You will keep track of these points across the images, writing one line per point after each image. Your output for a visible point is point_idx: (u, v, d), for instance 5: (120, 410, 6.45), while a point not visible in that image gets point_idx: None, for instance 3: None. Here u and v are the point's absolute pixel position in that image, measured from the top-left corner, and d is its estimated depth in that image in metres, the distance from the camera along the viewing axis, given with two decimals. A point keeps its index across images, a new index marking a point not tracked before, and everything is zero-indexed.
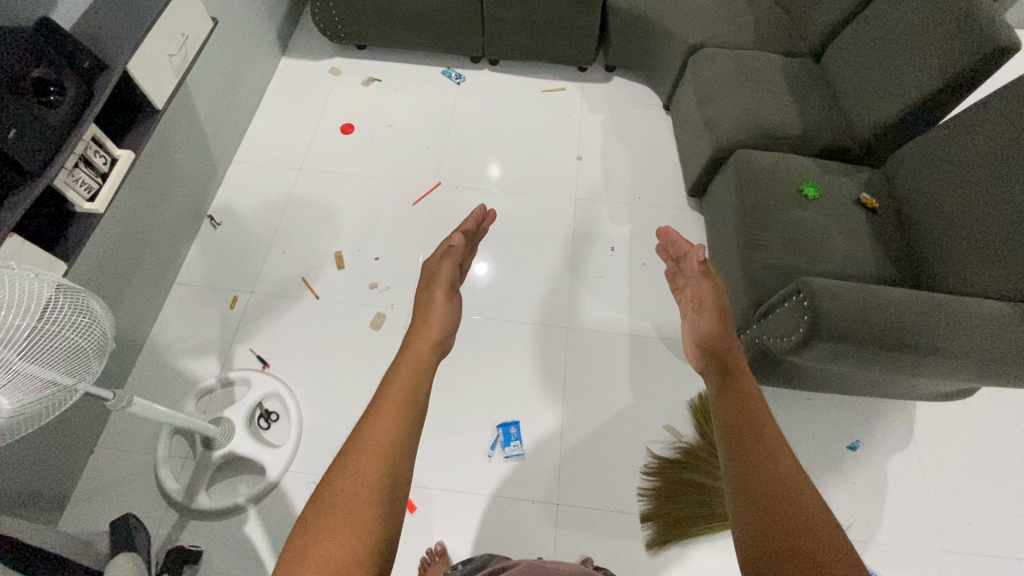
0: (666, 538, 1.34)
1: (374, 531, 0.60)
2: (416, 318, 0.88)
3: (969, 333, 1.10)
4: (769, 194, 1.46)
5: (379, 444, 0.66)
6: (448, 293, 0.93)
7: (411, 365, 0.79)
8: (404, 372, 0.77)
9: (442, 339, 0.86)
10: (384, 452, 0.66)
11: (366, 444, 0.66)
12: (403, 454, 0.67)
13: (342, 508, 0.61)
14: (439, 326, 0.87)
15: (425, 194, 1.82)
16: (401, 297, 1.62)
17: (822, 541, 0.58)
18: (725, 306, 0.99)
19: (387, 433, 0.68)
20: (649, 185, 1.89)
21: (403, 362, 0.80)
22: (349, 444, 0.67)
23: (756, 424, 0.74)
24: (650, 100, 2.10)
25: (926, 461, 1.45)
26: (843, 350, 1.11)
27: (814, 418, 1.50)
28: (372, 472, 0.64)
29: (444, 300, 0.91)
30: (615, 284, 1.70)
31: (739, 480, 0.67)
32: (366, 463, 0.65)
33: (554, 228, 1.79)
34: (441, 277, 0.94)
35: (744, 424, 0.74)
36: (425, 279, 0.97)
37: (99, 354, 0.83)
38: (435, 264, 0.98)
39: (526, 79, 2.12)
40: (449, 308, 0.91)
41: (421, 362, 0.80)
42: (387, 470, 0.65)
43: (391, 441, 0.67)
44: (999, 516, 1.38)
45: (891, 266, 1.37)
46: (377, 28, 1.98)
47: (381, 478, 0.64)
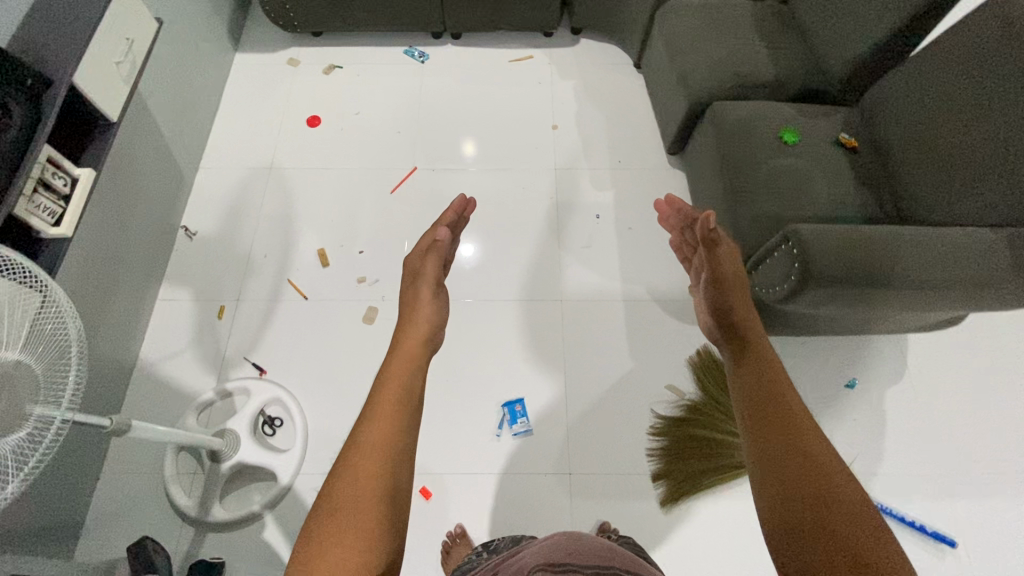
0: (678, 494, 1.37)
1: (379, 529, 0.60)
2: (405, 316, 0.88)
3: (957, 262, 1.11)
4: (748, 144, 1.45)
5: (378, 445, 0.66)
6: (433, 285, 0.93)
7: (403, 363, 0.78)
8: (398, 370, 0.76)
9: (433, 334, 0.86)
10: (382, 454, 0.65)
11: (364, 446, 0.66)
12: (403, 452, 0.67)
13: (343, 508, 0.61)
14: (428, 322, 0.87)
15: (402, 180, 1.78)
16: (390, 289, 1.60)
17: (845, 504, 0.59)
18: (740, 274, 0.99)
19: (386, 432, 0.67)
20: (628, 147, 1.87)
21: (394, 360, 0.79)
22: (348, 448, 0.67)
23: (769, 388, 0.74)
24: (619, 60, 2.06)
25: (920, 391, 1.48)
26: (835, 293, 1.13)
27: (811, 361, 1.52)
28: (373, 475, 0.63)
29: (430, 296, 0.91)
30: (604, 251, 1.69)
31: (756, 445, 0.69)
32: (365, 464, 0.64)
33: (537, 201, 1.76)
34: (426, 272, 0.94)
35: (755, 390, 0.75)
36: (409, 275, 0.97)
37: (70, 372, 0.74)
38: (418, 260, 0.97)
39: (492, 51, 2.07)
40: (436, 303, 0.91)
41: (413, 359, 0.79)
42: (389, 469, 0.65)
43: (389, 437, 0.67)
44: (992, 434, 1.43)
45: (875, 204, 1.38)
46: (332, 14, 1.90)
47: (382, 477, 0.64)
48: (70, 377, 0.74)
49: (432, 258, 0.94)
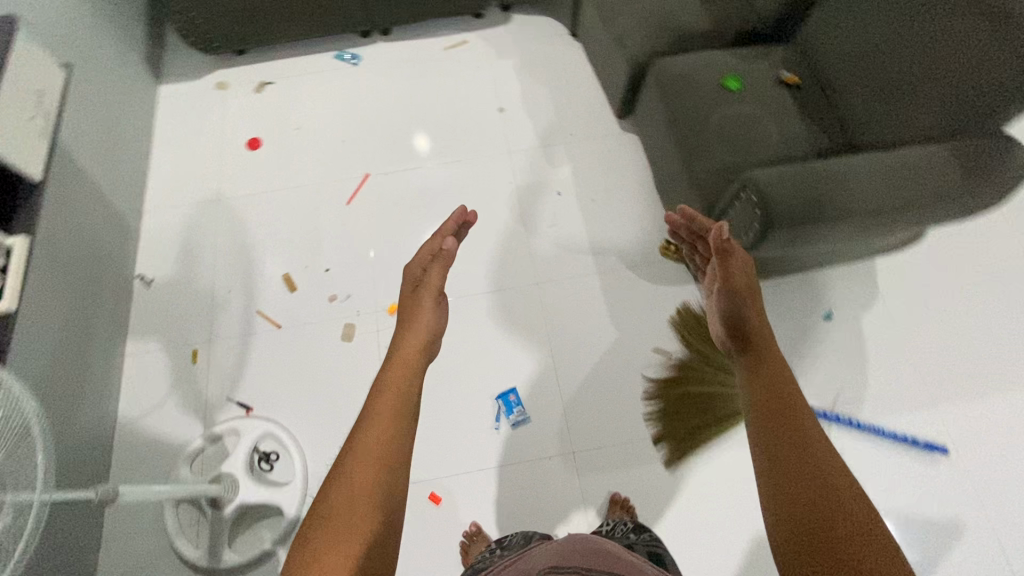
0: (681, 453, 1.39)
1: (371, 529, 0.66)
2: (402, 325, 0.93)
3: (909, 184, 1.14)
4: (694, 96, 1.44)
5: (376, 453, 0.72)
6: (436, 296, 0.97)
7: (400, 373, 0.84)
8: (394, 381, 0.82)
9: (430, 341, 0.91)
10: (377, 460, 0.71)
11: (362, 453, 0.72)
12: (399, 457, 0.73)
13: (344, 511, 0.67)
14: (426, 331, 0.92)
15: (356, 189, 1.73)
16: (364, 302, 1.56)
17: (857, 525, 0.60)
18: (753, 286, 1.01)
19: (385, 440, 0.74)
20: (577, 117, 1.85)
21: (391, 370, 0.84)
22: (346, 452, 0.73)
23: (776, 402, 0.77)
24: (555, 30, 2.02)
25: (894, 310, 1.53)
26: (799, 232, 1.15)
27: (788, 300, 1.55)
28: (370, 478, 0.70)
29: (430, 305, 0.95)
30: (571, 227, 1.68)
31: (772, 471, 0.69)
32: (364, 469, 0.70)
33: (496, 188, 1.74)
34: (430, 283, 0.98)
35: (763, 406, 0.78)
36: (410, 284, 1.01)
37: (36, 455, 0.72)
38: (420, 268, 1.01)
39: (424, 42, 2.01)
40: (436, 312, 0.96)
41: (410, 370, 0.85)
42: (386, 472, 0.71)
43: (386, 446, 0.73)
44: (966, 340, 1.49)
45: (824, 136, 1.40)
46: (252, 29, 1.82)
47: (379, 480, 0.70)
48: (40, 458, 0.72)
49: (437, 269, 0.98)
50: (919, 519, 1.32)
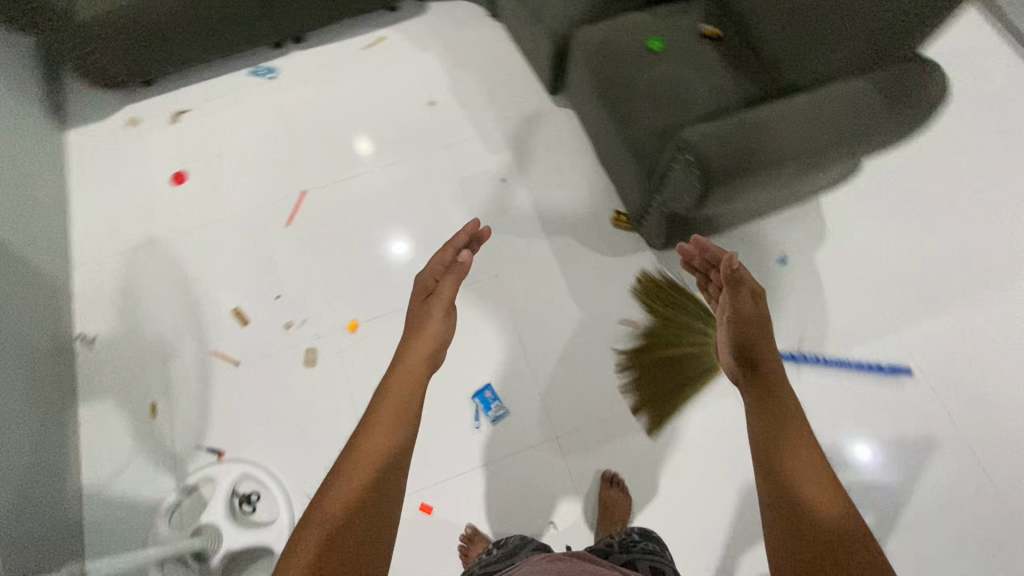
0: (660, 419, 1.41)
1: (364, 503, 0.73)
2: (412, 329, 1.04)
3: (838, 122, 1.15)
4: (619, 62, 1.42)
5: (383, 439, 0.82)
6: (446, 306, 1.06)
7: (406, 377, 0.94)
8: (402, 383, 0.93)
9: (435, 348, 1.02)
10: (382, 446, 0.81)
11: (370, 438, 0.82)
12: (404, 440, 0.84)
13: (350, 467, 0.78)
14: (433, 337, 1.02)
15: (294, 209, 1.67)
16: (321, 323, 1.52)
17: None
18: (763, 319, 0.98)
19: (393, 430, 0.84)
20: (510, 100, 1.81)
21: (399, 372, 0.95)
22: (358, 433, 0.84)
23: (795, 444, 0.81)
24: (473, 13, 1.96)
25: (844, 244, 1.56)
26: (737, 186, 1.16)
27: (742, 251, 1.56)
28: (375, 457, 0.79)
29: (439, 314, 1.05)
30: (520, 212, 1.65)
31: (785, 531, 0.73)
32: (371, 450, 0.81)
33: (438, 185, 1.69)
34: (442, 294, 1.07)
35: (776, 443, 0.81)
36: (421, 292, 1.10)
37: None
38: (431, 277, 1.11)
39: (341, 44, 1.93)
40: (443, 321, 1.05)
41: (417, 373, 0.95)
42: (388, 456, 0.80)
43: (392, 434, 0.83)
44: (913, 262, 1.53)
45: (752, 83, 1.39)
46: (155, 58, 1.72)
47: (381, 462, 0.79)
48: None
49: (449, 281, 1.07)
50: (892, 442, 1.37)
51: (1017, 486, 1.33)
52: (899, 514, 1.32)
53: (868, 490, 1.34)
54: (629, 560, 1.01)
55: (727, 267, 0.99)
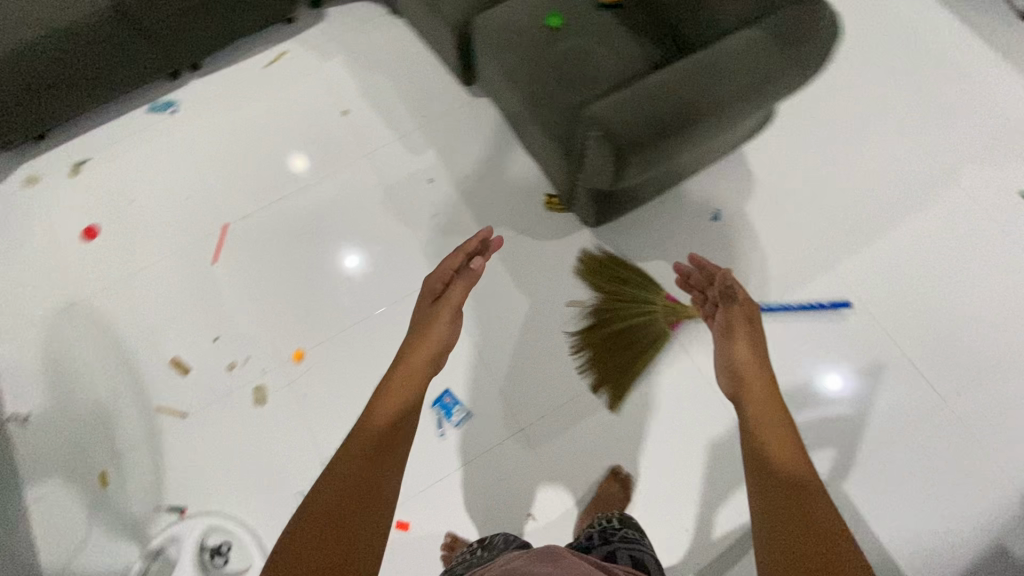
0: (619, 393, 1.41)
1: (362, 492, 0.67)
2: (419, 326, 1.02)
3: (737, 76, 1.16)
4: (522, 45, 1.39)
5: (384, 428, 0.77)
6: (453, 311, 1.05)
7: (406, 375, 0.91)
8: (398, 381, 0.90)
9: (438, 351, 1.00)
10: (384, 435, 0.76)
11: (371, 427, 0.78)
12: (404, 433, 0.79)
13: (354, 452, 0.73)
14: (439, 338, 1.01)
15: (219, 245, 1.60)
16: (266, 359, 1.47)
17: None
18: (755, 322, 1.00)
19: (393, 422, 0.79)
20: (424, 96, 1.76)
21: (400, 368, 0.93)
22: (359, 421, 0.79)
23: (782, 444, 0.75)
24: (375, 13, 1.89)
25: (772, 191, 1.58)
26: (650, 155, 1.15)
27: (676, 215, 1.57)
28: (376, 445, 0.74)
29: (449, 315, 1.04)
30: (452, 210, 1.61)
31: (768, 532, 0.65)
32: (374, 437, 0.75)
33: (364, 196, 1.64)
34: (453, 297, 1.07)
35: (763, 442, 0.76)
36: (428, 295, 1.09)
37: None
38: (440, 281, 1.11)
39: (242, 65, 1.84)
40: (450, 324, 1.04)
41: (416, 374, 0.92)
42: (391, 443, 0.76)
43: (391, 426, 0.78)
44: (840, 198, 1.56)
45: (656, 47, 1.39)
46: (41, 110, 1.62)
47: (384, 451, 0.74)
48: None
49: (460, 286, 1.08)
50: (841, 377, 1.41)
51: (964, 398, 1.38)
52: (857, 444, 1.36)
53: (826, 427, 1.38)
54: (609, 551, 1.01)
55: (724, 287, 1.07)
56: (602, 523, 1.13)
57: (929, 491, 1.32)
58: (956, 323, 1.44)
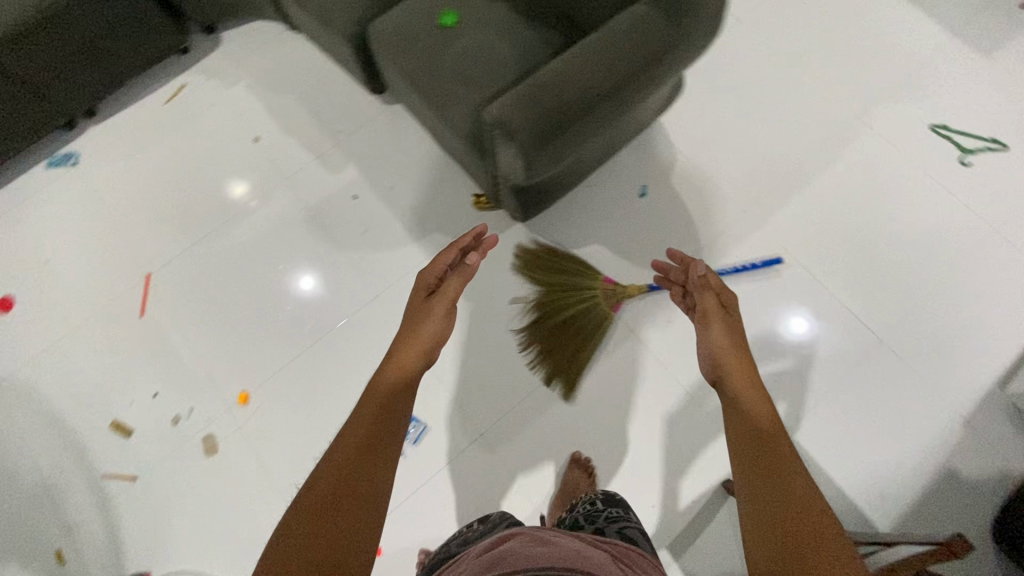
0: (571, 382, 1.41)
1: (355, 482, 0.71)
2: (412, 322, 1.02)
3: (630, 53, 1.15)
4: (418, 49, 1.36)
5: (379, 419, 0.80)
6: (448, 305, 1.04)
7: (397, 370, 0.92)
8: (390, 375, 0.91)
9: (431, 347, 0.99)
10: (379, 426, 0.79)
11: (367, 420, 0.80)
12: (397, 428, 0.80)
13: (349, 444, 0.76)
14: (430, 335, 1.00)
15: (145, 297, 1.54)
16: (211, 406, 1.43)
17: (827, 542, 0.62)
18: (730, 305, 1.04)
19: (386, 416, 0.81)
20: (336, 110, 1.70)
21: (390, 365, 0.93)
22: (357, 411, 0.82)
23: (763, 419, 0.80)
24: (274, 30, 1.82)
25: (695, 158, 1.59)
26: (556, 146, 1.15)
27: (604, 195, 1.58)
28: (369, 435, 0.77)
29: (442, 309, 1.03)
30: (381, 224, 1.58)
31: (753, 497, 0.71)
32: (369, 429, 0.78)
33: (288, 222, 1.59)
34: (448, 292, 1.06)
35: (746, 419, 0.81)
36: (422, 289, 1.09)
37: None
38: (432, 275, 1.10)
39: (141, 104, 1.76)
40: (444, 321, 1.03)
41: (409, 370, 0.92)
42: (384, 433, 0.79)
43: (384, 419, 0.80)
44: (760, 155, 1.58)
45: (553, 32, 1.37)
46: None
47: (377, 441, 0.77)
48: None
49: (453, 282, 1.07)
50: (782, 331, 1.45)
51: (898, 333, 1.43)
52: (804, 394, 1.40)
53: (773, 382, 1.41)
54: (597, 529, 1.00)
55: (697, 275, 1.08)
56: (589, 506, 1.11)
57: (876, 427, 1.37)
58: (884, 262, 1.48)
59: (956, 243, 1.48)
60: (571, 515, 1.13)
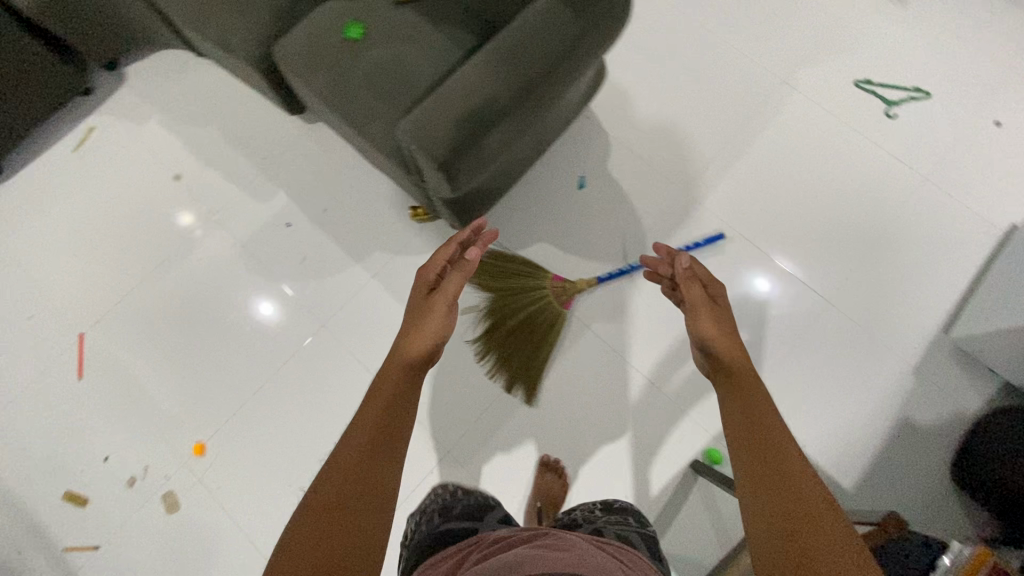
0: (533, 386, 1.40)
1: (358, 486, 0.69)
2: (414, 319, 0.98)
3: (539, 53, 1.13)
4: (326, 65, 1.30)
5: (384, 421, 0.78)
6: (448, 302, 1.00)
7: (402, 368, 0.87)
8: (395, 374, 0.86)
9: (432, 345, 0.93)
10: (383, 428, 0.77)
11: (371, 423, 0.77)
12: (401, 433, 0.77)
13: (356, 445, 0.74)
14: (433, 333, 0.95)
15: (81, 358, 1.48)
16: (166, 462, 1.38)
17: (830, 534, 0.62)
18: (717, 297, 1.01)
19: (390, 420, 0.78)
20: (257, 136, 1.63)
21: (392, 363, 0.89)
22: (362, 411, 0.80)
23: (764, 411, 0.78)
24: (179, 59, 1.72)
25: (629, 143, 1.57)
26: (476, 156, 1.13)
27: (544, 191, 1.55)
28: (374, 437, 0.75)
29: (444, 304, 0.99)
30: (319, 249, 1.53)
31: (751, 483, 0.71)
32: (372, 432, 0.76)
33: (222, 260, 1.53)
34: (449, 287, 1.01)
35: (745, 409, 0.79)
36: (422, 285, 1.05)
37: None
38: (432, 270, 1.06)
39: (48, 154, 1.66)
40: (447, 318, 0.98)
41: (415, 372, 0.88)
42: (388, 436, 0.76)
43: (388, 423, 0.77)
44: (692, 131, 1.57)
45: (464, 32, 1.32)
46: None
47: (381, 444, 0.74)
48: None
49: (455, 277, 1.02)
50: (734, 305, 1.46)
51: (844, 292, 1.45)
52: (760, 364, 1.42)
53: None
54: (596, 528, 1.00)
55: (681, 268, 1.03)
56: (586, 512, 1.10)
57: (832, 387, 1.40)
58: (823, 223, 1.49)
59: (890, 195, 1.50)
60: (569, 518, 1.12)
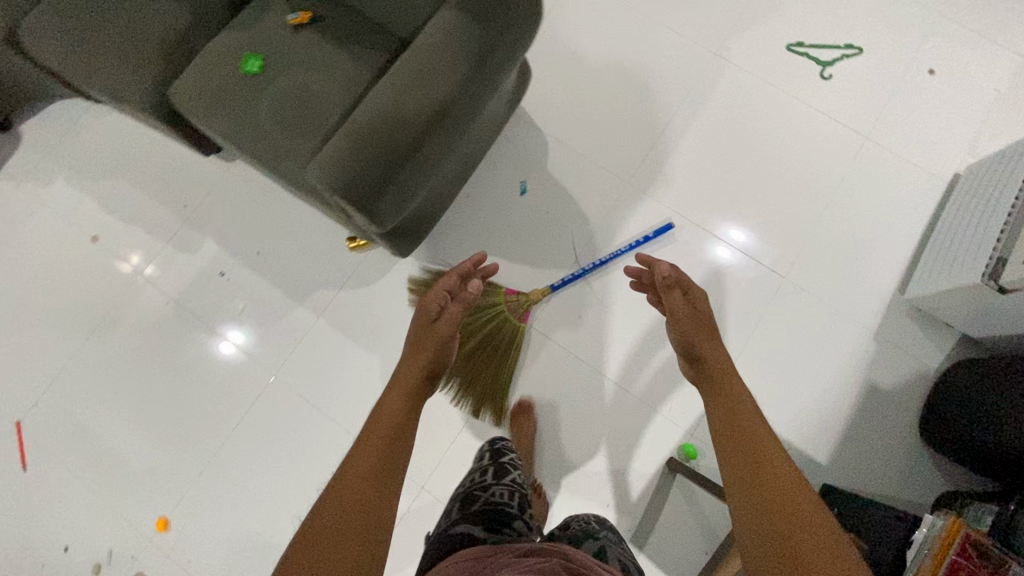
0: (498, 407, 1.36)
1: (356, 520, 0.67)
2: (413, 346, 0.97)
3: (451, 70, 1.05)
4: (228, 108, 1.20)
5: (383, 447, 0.76)
6: (438, 342, 0.97)
7: (402, 396, 0.87)
8: (395, 401, 0.85)
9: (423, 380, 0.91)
10: (382, 456, 0.75)
11: (369, 453, 0.75)
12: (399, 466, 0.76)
13: (358, 470, 0.72)
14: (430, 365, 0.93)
15: (22, 449, 1.39)
16: (132, 544, 1.33)
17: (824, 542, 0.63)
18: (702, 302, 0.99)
19: (389, 451, 0.76)
20: (175, 184, 1.53)
21: (393, 390, 0.88)
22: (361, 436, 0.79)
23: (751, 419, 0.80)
24: (76, 108, 1.59)
25: (566, 141, 1.51)
26: (399, 189, 1.06)
27: (486, 204, 1.49)
28: (373, 465, 0.73)
29: (444, 330, 0.98)
30: (259, 297, 1.45)
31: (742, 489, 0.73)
32: (371, 460, 0.74)
33: (158, 323, 1.45)
34: (449, 316, 1.00)
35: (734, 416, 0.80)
36: (420, 312, 1.03)
37: None
38: (432, 299, 1.05)
39: None
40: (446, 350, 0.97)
41: (414, 403, 0.87)
42: (385, 466, 0.74)
43: (386, 452, 0.76)
44: (629, 121, 1.51)
45: (371, 53, 1.23)
46: None
47: (379, 475, 0.72)
48: None
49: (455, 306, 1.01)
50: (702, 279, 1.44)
51: (799, 267, 1.43)
52: None
53: None
54: (601, 547, 0.91)
55: (659, 275, 1.01)
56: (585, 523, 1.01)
57: (798, 365, 1.39)
58: (770, 199, 1.47)
59: (833, 161, 1.48)
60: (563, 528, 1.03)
